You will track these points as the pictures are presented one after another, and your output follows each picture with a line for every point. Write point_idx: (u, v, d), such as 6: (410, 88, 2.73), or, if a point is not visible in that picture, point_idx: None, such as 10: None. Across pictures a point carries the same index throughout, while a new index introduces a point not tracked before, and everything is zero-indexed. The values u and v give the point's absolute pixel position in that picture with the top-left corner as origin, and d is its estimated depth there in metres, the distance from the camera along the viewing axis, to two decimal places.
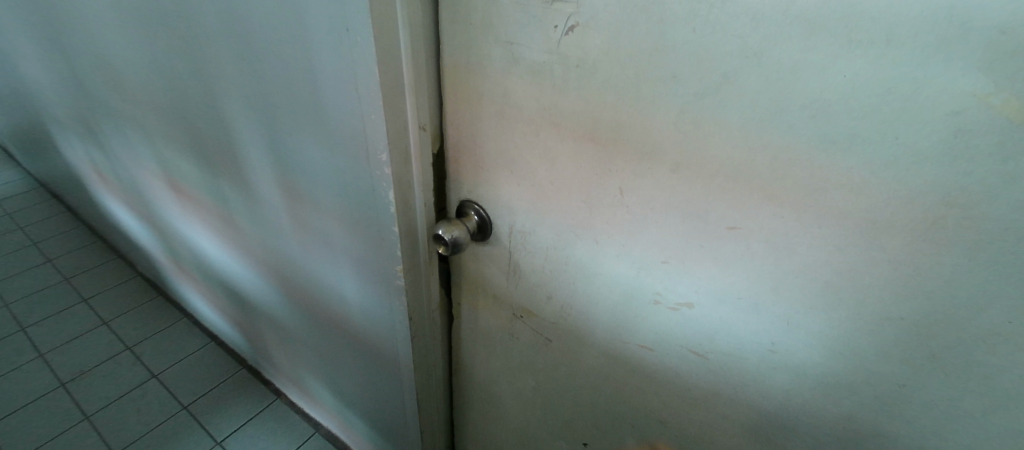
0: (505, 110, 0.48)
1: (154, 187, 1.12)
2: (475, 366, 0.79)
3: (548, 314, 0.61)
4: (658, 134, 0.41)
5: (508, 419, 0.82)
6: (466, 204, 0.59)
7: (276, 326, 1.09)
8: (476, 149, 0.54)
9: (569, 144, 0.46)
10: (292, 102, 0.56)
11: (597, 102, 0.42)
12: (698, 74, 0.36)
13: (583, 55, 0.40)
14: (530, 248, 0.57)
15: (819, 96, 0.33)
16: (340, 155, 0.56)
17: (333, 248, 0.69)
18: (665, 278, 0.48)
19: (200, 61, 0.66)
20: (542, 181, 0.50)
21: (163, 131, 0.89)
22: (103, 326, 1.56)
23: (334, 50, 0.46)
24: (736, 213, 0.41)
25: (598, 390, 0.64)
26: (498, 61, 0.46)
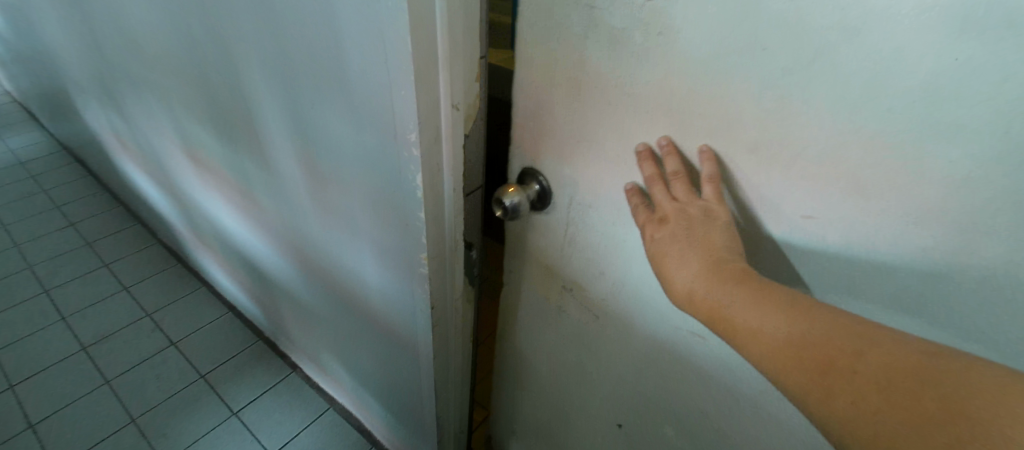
0: (579, 79, 0.44)
1: (172, 156, 1.10)
2: (519, 335, 0.77)
3: (598, 289, 0.58)
4: (735, 114, 0.36)
5: (544, 391, 0.80)
6: (527, 172, 0.55)
7: (292, 301, 1.07)
8: (544, 119, 0.50)
9: (643, 116, 0.41)
10: (315, 73, 0.52)
11: (674, 75, 0.37)
12: (789, 46, 0.31)
13: (669, 23, 0.35)
14: (586, 222, 0.53)
15: (926, 80, 0.27)
16: (365, 133, 0.52)
17: (355, 229, 0.66)
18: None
19: (218, 25, 0.62)
20: (608, 155, 0.46)
21: (184, 101, 0.85)
22: (124, 292, 1.58)
23: (363, 17, 0.42)
24: (811, 200, 0.35)
25: (642, 374, 0.60)
26: (572, 25, 0.41)
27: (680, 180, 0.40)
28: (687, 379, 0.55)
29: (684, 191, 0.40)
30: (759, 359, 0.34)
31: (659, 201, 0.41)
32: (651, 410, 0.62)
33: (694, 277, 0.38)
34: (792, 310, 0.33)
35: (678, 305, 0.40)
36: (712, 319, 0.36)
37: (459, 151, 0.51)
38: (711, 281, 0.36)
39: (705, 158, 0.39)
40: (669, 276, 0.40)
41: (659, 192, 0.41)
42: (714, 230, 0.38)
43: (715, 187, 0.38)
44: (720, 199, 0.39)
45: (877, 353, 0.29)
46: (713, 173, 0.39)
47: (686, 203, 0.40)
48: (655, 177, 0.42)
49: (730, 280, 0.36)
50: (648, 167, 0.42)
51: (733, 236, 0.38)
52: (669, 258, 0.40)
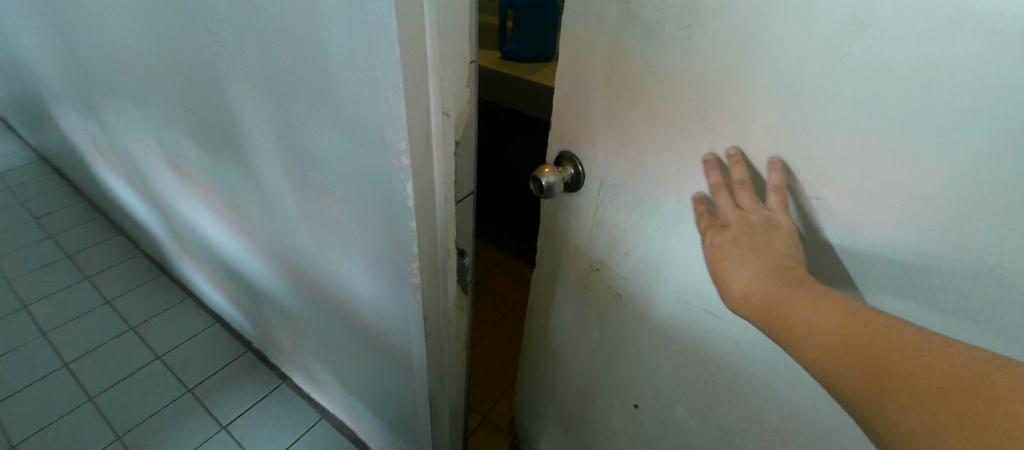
0: (614, 68, 0.47)
1: (154, 167, 1.08)
2: (549, 313, 0.81)
3: (623, 269, 0.60)
4: (754, 103, 0.38)
5: (570, 371, 0.83)
6: (565, 156, 0.58)
7: (282, 312, 1.06)
8: (581, 104, 0.53)
9: (666, 103, 0.44)
10: (300, 83, 0.51)
11: (701, 66, 0.39)
12: (800, 39, 0.33)
13: (694, 15, 0.38)
14: (615, 204, 0.56)
15: (923, 73, 0.29)
16: (354, 143, 0.51)
17: (344, 239, 0.65)
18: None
19: (200, 34, 0.61)
20: (637, 140, 0.49)
21: (166, 111, 0.84)
22: (107, 305, 1.54)
23: (350, 25, 0.41)
24: (818, 184, 0.37)
25: (658, 354, 0.63)
26: (609, 18, 0.44)
27: (746, 188, 0.41)
28: (701, 359, 0.57)
29: (750, 199, 0.41)
30: (812, 359, 0.34)
31: (722, 208, 0.43)
32: (665, 393, 0.65)
33: (756, 280, 0.40)
34: (851, 314, 0.33)
35: (734, 309, 0.42)
36: (768, 319, 0.38)
37: (450, 159, 0.50)
38: (771, 284, 0.38)
39: (774, 169, 0.39)
40: (729, 279, 0.42)
41: (723, 199, 0.42)
42: (776, 238, 0.39)
43: (781, 197, 0.39)
44: (785, 208, 0.39)
45: (932, 356, 0.29)
46: (779, 184, 0.39)
47: (749, 211, 0.41)
48: (720, 184, 0.43)
49: (787, 284, 0.37)
50: (714, 175, 0.43)
51: (796, 245, 0.39)
52: (730, 261, 0.42)
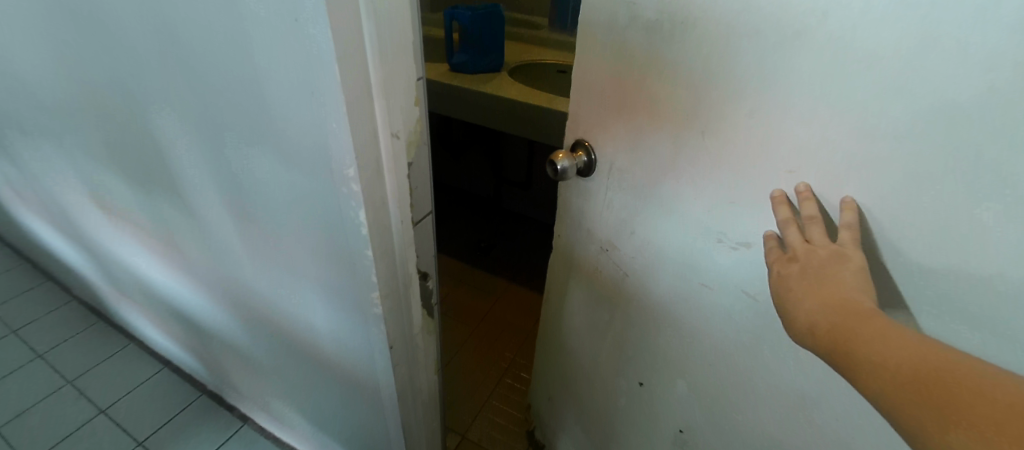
0: (622, 62, 0.56)
1: (80, 206, 0.99)
2: (564, 295, 0.90)
3: (629, 248, 0.69)
4: (741, 83, 0.46)
5: (580, 353, 0.93)
6: (580, 144, 0.66)
7: (236, 351, 0.99)
8: (593, 97, 0.61)
9: (667, 90, 0.53)
10: (233, 111, 0.48)
11: (697, 55, 0.48)
12: (777, 30, 0.41)
13: (688, 14, 0.47)
14: (622, 187, 0.65)
15: (874, 52, 0.37)
16: (297, 172, 0.47)
17: (297, 273, 0.61)
18: (730, 218, 0.54)
19: (118, 62, 0.56)
20: (642, 124, 0.57)
21: (87, 147, 0.77)
22: (38, 359, 1.40)
23: (283, 47, 0.38)
24: (793, 157, 0.45)
25: (660, 327, 0.72)
26: (619, 18, 0.53)
27: (817, 224, 0.45)
28: (698, 329, 0.67)
29: (820, 234, 0.45)
30: (875, 391, 0.35)
31: (791, 242, 0.46)
32: (666, 366, 0.75)
33: (821, 312, 0.42)
34: (920, 349, 0.34)
35: (801, 339, 0.44)
36: (835, 351, 0.39)
37: (404, 180, 0.48)
38: (837, 316, 0.40)
39: (848, 207, 0.43)
40: (794, 310, 0.44)
41: (792, 232, 0.46)
42: (846, 272, 0.42)
43: (852, 233, 0.43)
44: (855, 244, 0.43)
45: (1003, 391, 0.29)
46: (852, 221, 0.43)
47: (818, 246, 0.44)
48: (790, 219, 0.46)
49: (859, 317, 0.39)
50: (783, 211, 0.47)
51: (865, 282, 0.42)
52: (796, 293, 0.45)
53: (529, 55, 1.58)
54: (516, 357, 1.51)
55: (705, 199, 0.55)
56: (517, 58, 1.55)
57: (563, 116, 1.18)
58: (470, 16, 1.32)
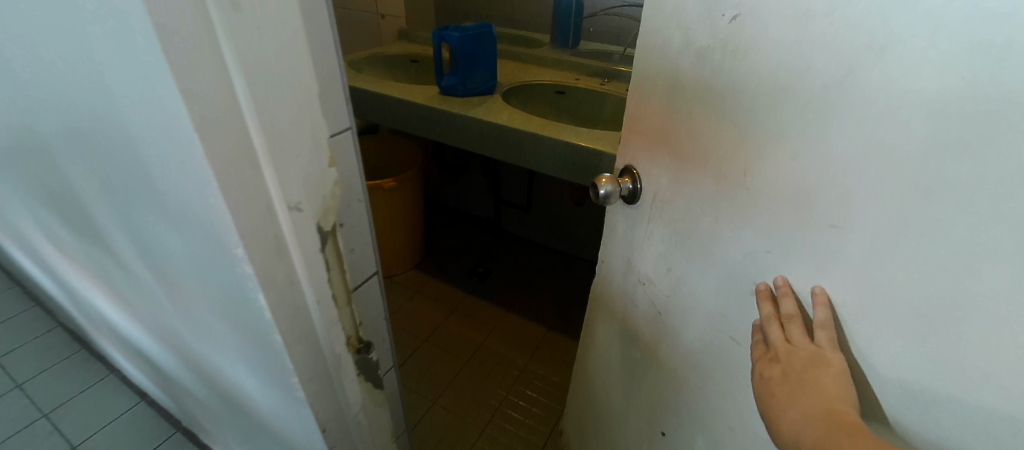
0: (673, 89, 0.53)
1: (41, 242, 0.94)
2: (601, 323, 0.86)
3: (665, 285, 0.65)
4: (783, 122, 0.42)
5: (611, 388, 0.88)
6: (628, 170, 0.64)
7: (196, 399, 0.92)
8: (645, 123, 0.59)
9: (715, 122, 0.49)
10: (124, 173, 0.41)
11: (744, 88, 0.45)
12: (830, 66, 0.37)
13: (740, 43, 0.44)
14: (663, 219, 0.61)
15: (935, 97, 0.32)
16: (193, 243, 0.40)
17: (223, 343, 0.54)
18: (768, 267, 0.49)
19: (23, 109, 0.50)
20: (687, 156, 0.54)
21: (29, 189, 0.71)
22: (16, 390, 1.36)
23: (143, 109, 0.31)
24: (837, 210, 0.41)
25: (686, 376, 0.67)
26: (674, 45, 0.51)
27: (796, 323, 0.47)
28: (722, 388, 0.61)
29: (799, 334, 0.47)
30: None
31: (774, 340, 0.49)
32: (690, 421, 0.69)
33: (806, 424, 0.44)
34: None
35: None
36: None
37: (316, 254, 0.41)
38: (820, 429, 0.42)
39: (821, 304, 0.45)
40: (779, 417, 0.47)
41: (775, 331, 0.48)
42: (825, 376, 0.44)
43: (828, 334, 0.45)
44: (834, 346, 0.44)
45: None
46: (826, 320, 0.45)
47: (798, 346, 0.46)
48: (773, 316, 0.49)
49: (842, 431, 0.41)
50: (766, 306, 0.50)
51: (845, 386, 0.43)
52: (780, 398, 0.48)
53: (526, 75, 1.50)
54: (510, 394, 1.42)
55: (747, 243, 0.50)
56: (512, 77, 1.47)
57: (557, 144, 1.11)
58: (459, 37, 1.26)
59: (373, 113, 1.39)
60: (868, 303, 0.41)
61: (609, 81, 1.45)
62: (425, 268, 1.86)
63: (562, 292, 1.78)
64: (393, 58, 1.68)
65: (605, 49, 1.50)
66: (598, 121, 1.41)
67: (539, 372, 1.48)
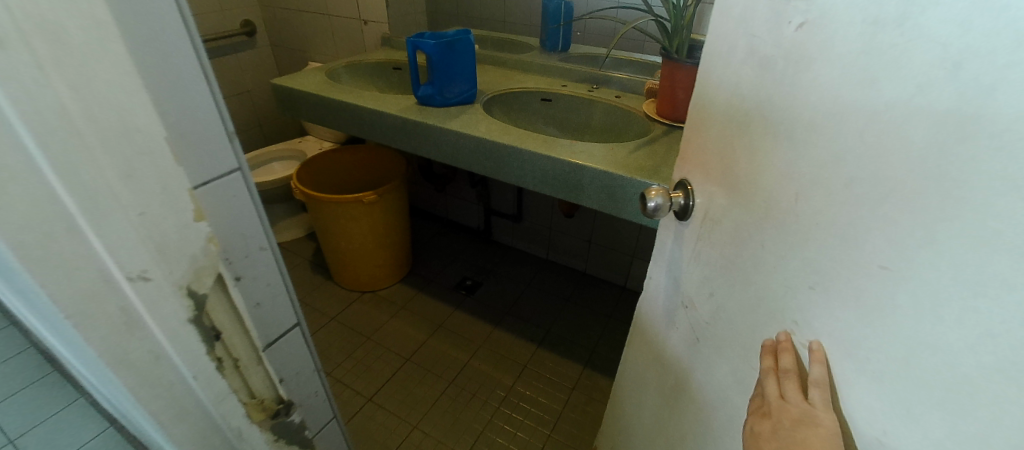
0: (733, 101, 0.47)
1: None
2: (639, 344, 0.79)
3: (707, 311, 0.57)
4: (840, 143, 0.36)
5: (642, 414, 0.82)
6: (682, 184, 0.58)
7: None
8: (701, 135, 0.54)
9: (769, 139, 0.43)
10: None
11: (802, 103, 0.39)
12: (897, 85, 0.32)
13: (803, 52, 0.38)
14: (711, 241, 0.54)
15: (1015, 125, 0.26)
16: (41, 309, 0.37)
17: (116, 402, 0.49)
18: (806, 304, 0.42)
19: None
20: (739, 174, 0.48)
21: None
22: None
23: None
24: (888, 249, 0.34)
25: (715, 414, 0.60)
26: (736, 51, 0.46)
27: (790, 379, 0.44)
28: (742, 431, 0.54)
29: (793, 390, 0.43)
30: None
31: (770, 393, 0.46)
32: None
33: None
34: None
35: None
36: None
37: (174, 309, 0.38)
38: None
39: (817, 360, 0.41)
40: None
41: (772, 384, 0.45)
42: (813, 438, 0.41)
43: (822, 393, 0.41)
44: (827, 407, 0.41)
45: None
46: (821, 378, 0.41)
47: (790, 403, 0.43)
48: (771, 369, 0.46)
49: None
50: (767, 359, 0.46)
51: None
52: None
53: (510, 82, 1.43)
54: (494, 418, 1.35)
55: (788, 273, 0.43)
56: (494, 84, 1.40)
57: (535, 158, 1.03)
58: (433, 45, 1.19)
59: (347, 124, 1.33)
60: (913, 365, 0.34)
61: (598, 88, 1.38)
62: (413, 282, 1.80)
63: (552, 306, 1.71)
64: (375, 65, 1.62)
65: (593, 54, 1.43)
66: (587, 131, 1.33)
67: (525, 392, 1.42)
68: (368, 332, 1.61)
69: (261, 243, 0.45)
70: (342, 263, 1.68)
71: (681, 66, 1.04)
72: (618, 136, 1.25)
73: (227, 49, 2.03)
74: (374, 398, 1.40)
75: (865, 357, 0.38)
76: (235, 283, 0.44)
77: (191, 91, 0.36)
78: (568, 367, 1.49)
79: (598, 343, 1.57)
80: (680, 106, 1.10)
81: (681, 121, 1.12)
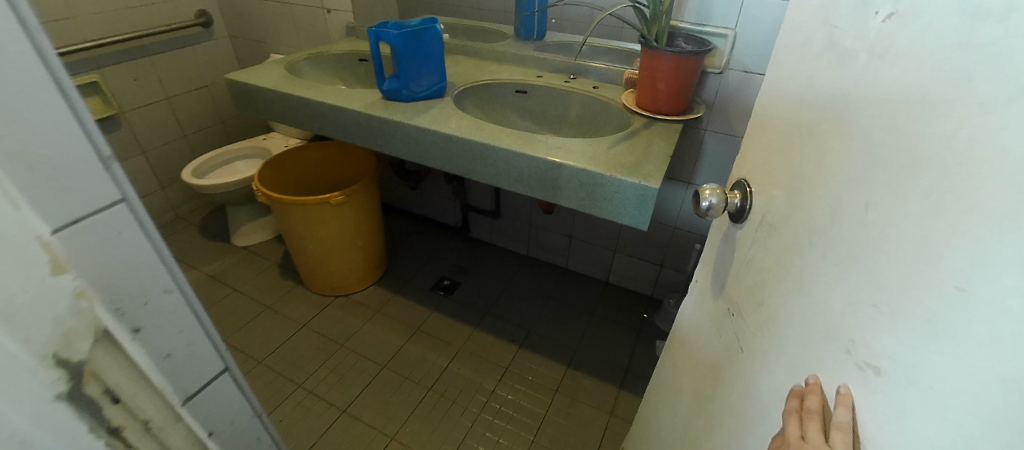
0: (805, 96, 0.42)
1: None
2: (680, 351, 0.75)
3: (755, 321, 0.49)
4: (923, 141, 0.29)
5: (670, 423, 0.77)
6: (739, 184, 0.54)
7: None
8: (768, 132, 0.49)
9: (843, 139, 0.36)
10: None
11: (882, 101, 0.33)
12: (997, 85, 0.25)
13: (889, 46, 0.32)
14: (766, 247, 0.47)
15: None
16: None
17: None
18: (867, 324, 0.34)
19: None
20: (806, 176, 0.41)
21: None
22: None
23: None
24: (967, 265, 0.27)
25: (739, 437, 0.53)
26: (815, 44, 0.41)
27: (814, 420, 0.38)
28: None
29: (816, 433, 0.37)
30: None
31: (791, 434, 0.40)
32: None
33: None
34: None
35: None
36: None
37: (31, 385, 0.29)
38: None
39: (841, 402, 0.36)
40: None
41: (794, 426, 0.40)
42: None
43: (844, 437, 0.35)
44: None
45: None
46: (844, 422, 0.35)
47: (810, 444, 0.38)
48: (795, 411, 0.41)
49: None
50: (793, 401, 0.41)
51: None
52: None
53: (483, 74, 1.35)
54: (475, 425, 1.30)
55: (844, 290, 0.36)
56: (469, 77, 1.32)
57: (510, 156, 0.97)
58: (397, 35, 1.10)
59: (310, 120, 1.23)
60: (984, 400, 0.26)
61: (575, 79, 1.32)
62: (389, 284, 1.74)
63: (535, 304, 1.67)
64: (340, 57, 1.52)
65: (568, 42, 1.34)
66: (563, 124, 1.27)
67: (507, 397, 1.37)
68: (342, 339, 1.54)
69: (166, 283, 0.39)
70: (311, 267, 1.60)
71: (661, 55, 0.99)
72: (594, 130, 1.21)
73: (182, 42, 1.90)
74: (348, 410, 1.33)
75: (928, 389, 0.29)
76: (132, 337, 0.37)
77: (43, 101, 0.29)
78: (550, 369, 1.45)
79: (582, 341, 1.53)
80: (659, 97, 1.04)
81: (662, 113, 1.06)
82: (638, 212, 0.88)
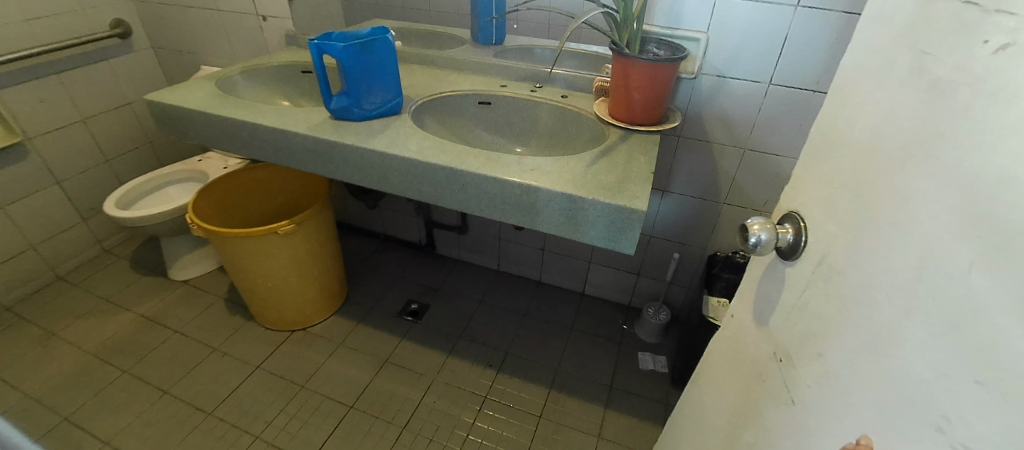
0: (880, 126, 0.35)
1: None
2: (709, 385, 0.68)
3: (808, 374, 0.42)
4: None
5: None
6: (789, 215, 0.46)
7: None
8: (824, 161, 0.42)
9: (933, 182, 0.30)
10: None
11: (994, 146, 0.26)
12: None
13: (1003, 83, 0.26)
14: (822, 292, 0.41)
15: None
16: None
17: None
18: (962, 402, 0.28)
19: None
20: (877, 219, 0.35)
21: None
22: None
23: None
24: None
25: None
26: (896, 71, 0.34)
27: None
28: None
29: None
30: None
31: None
32: None
33: None
34: None
35: None
36: None
37: None
38: None
39: None
40: None
41: None
42: None
43: None
44: None
45: None
46: None
47: None
48: None
49: None
50: None
51: None
52: None
53: (443, 85, 1.25)
54: None
55: (931, 357, 0.30)
56: (428, 88, 1.22)
57: (478, 179, 0.88)
58: (342, 48, 0.98)
59: (249, 144, 1.09)
60: None
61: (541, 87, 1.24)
62: (351, 312, 1.61)
63: (512, 323, 1.58)
64: (280, 69, 1.38)
65: (529, 47, 1.26)
66: (532, 135, 1.19)
67: (487, 429, 1.28)
68: (302, 379, 1.40)
69: None
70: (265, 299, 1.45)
71: (634, 63, 0.93)
72: (566, 143, 1.13)
73: (97, 56, 1.69)
74: None
75: None
76: None
77: None
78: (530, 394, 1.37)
79: (563, 360, 1.47)
80: (635, 108, 0.98)
81: (637, 125, 1.00)
82: (624, 235, 0.81)
